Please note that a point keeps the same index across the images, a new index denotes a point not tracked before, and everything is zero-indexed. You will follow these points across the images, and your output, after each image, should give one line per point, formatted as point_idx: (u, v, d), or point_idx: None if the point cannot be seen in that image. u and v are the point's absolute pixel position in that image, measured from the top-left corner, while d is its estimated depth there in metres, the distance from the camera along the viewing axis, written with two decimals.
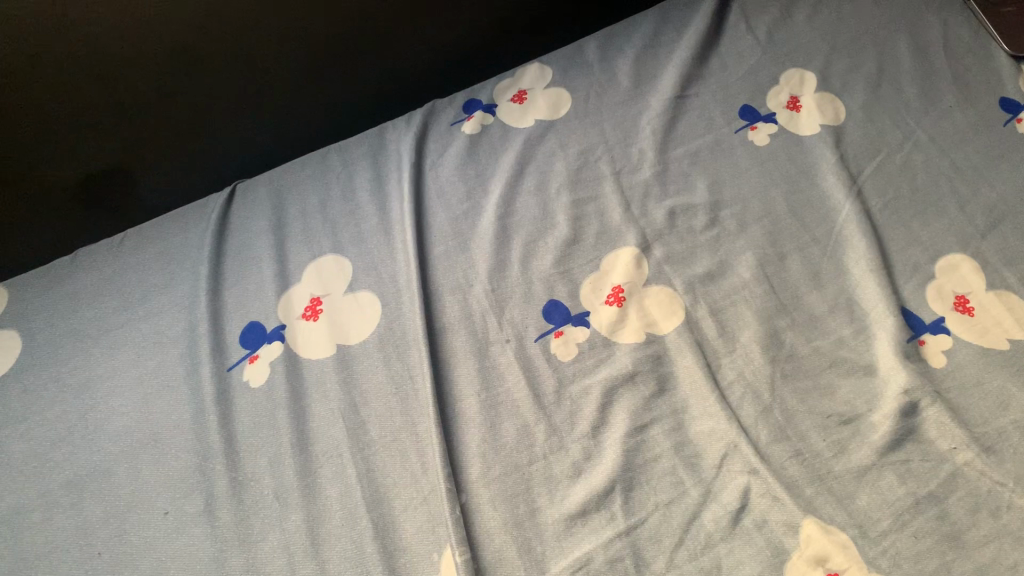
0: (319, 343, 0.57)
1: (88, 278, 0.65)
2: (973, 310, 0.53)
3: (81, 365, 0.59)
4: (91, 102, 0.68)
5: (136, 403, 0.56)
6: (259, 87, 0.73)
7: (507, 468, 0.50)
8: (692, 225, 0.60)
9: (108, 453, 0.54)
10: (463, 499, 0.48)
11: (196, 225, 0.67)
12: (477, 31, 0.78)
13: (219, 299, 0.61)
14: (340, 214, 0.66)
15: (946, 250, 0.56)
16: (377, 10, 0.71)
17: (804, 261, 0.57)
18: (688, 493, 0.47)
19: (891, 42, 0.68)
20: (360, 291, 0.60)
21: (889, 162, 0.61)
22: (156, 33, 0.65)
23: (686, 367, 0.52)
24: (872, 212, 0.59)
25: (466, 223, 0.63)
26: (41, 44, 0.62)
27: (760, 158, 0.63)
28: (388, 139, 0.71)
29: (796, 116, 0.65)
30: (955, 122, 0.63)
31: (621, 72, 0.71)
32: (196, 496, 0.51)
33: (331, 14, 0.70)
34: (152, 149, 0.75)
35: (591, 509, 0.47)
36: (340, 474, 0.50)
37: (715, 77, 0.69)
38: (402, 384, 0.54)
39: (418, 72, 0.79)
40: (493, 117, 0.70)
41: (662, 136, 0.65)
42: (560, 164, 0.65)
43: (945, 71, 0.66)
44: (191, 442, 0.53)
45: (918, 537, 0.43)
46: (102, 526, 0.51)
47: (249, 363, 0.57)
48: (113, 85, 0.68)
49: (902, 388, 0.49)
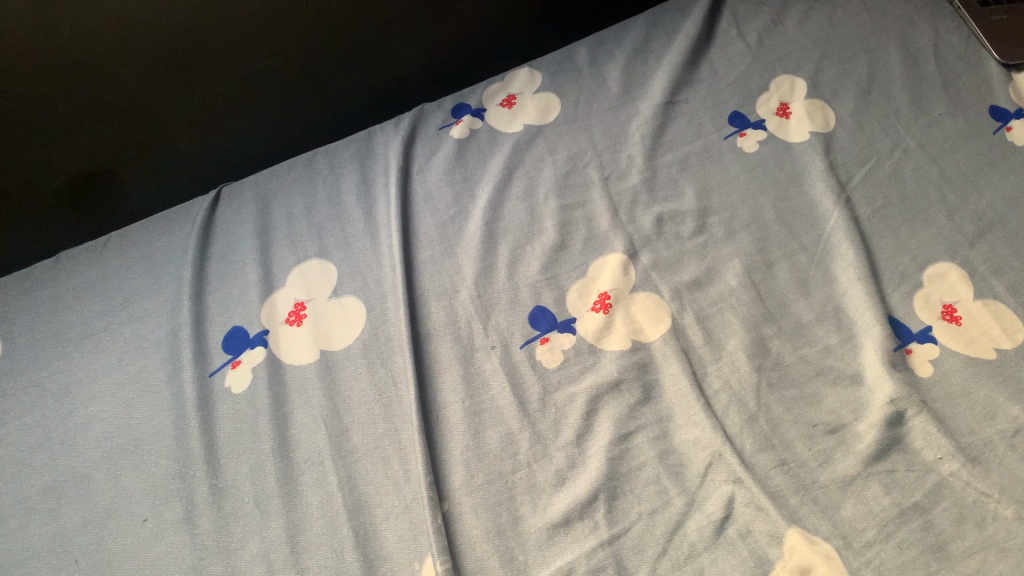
0: (303, 348, 0.56)
1: (71, 281, 0.65)
2: (960, 318, 0.53)
3: (62, 369, 0.59)
4: (77, 102, 0.68)
5: (116, 407, 0.56)
6: (247, 89, 0.73)
7: (490, 476, 0.49)
8: (679, 232, 0.60)
9: (88, 458, 0.54)
10: (445, 507, 0.48)
11: (181, 228, 0.67)
12: (468, 35, 0.78)
13: (203, 303, 0.61)
14: (326, 218, 0.65)
15: (934, 258, 0.56)
16: (371, 16, 0.71)
17: (791, 269, 0.57)
18: (672, 502, 0.47)
19: (882, 48, 0.68)
20: (345, 296, 0.59)
21: (878, 169, 0.61)
22: (144, 34, 0.64)
23: (672, 375, 0.52)
24: (860, 219, 0.59)
25: (453, 228, 0.62)
26: (27, 45, 0.62)
27: (749, 165, 0.63)
28: (376, 143, 0.71)
29: (786, 123, 0.65)
30: (945, 129, 0.63)
31: (611, 77, 0.71)
32: (176, 503, 0.50)
33: (327, 20, 0.70)
34: (138, 151, 0.75)
35: (574, 518, 0.47)
36: (321, 482, 0.50)
37: (705, 83, 0.69)
38: (385, 391, 0.53)
39: (407, 75, 0.79)
40: (482, 121, 0.70)
41: (651, 142, 0.65)
42: (548, 169, 0.65)
43: (936, 79, 0.66)
44: (172, 448, 0.53)
45: (902, 547, 0.43)
46: (79, 533, 0.50)
47: (231, 368, 0.56)
48: (100, 86, 0.67)
49: (888, 397, 0.49)
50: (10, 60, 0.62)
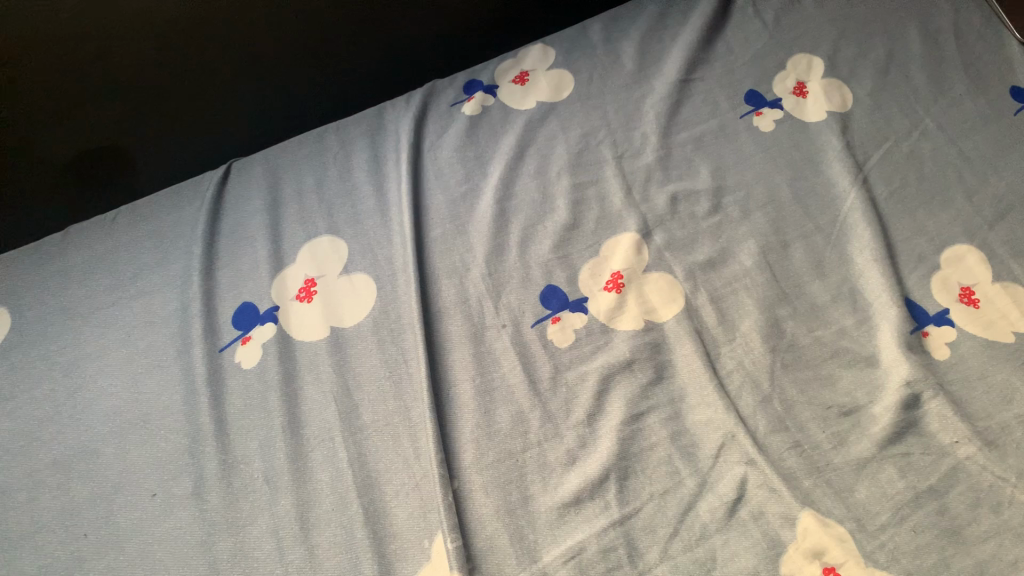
0: (313, 325, 0.56)
1: (79, 255, 0.64)
2: (978, 301, 0.52)
3: (71, 344, 0.58)
4: (82, 79, 0.67)
5: (125, 381, 0.56)
6: (255, 64, 0.72)
7: (501, 455, 0.49)
8: (694, 212, 0.59)
9: (97, 433, 0.54)
10: (456, 485, 0.48)
11: (191, 203, 0.66)
12: (480, 10, 0.77)
13: (213, 278, 0.60)
14: (337, 194, 0.64)
15: (952, 240, 0.55)
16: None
17: (807, 250, 0.56)
18: (684, 483, 0.46)
19: (901, 28, 0.67)
20: (355, 273, 0.59)
21: (896, 150, 0.60)
22: (149, 8, 0.63)
23: (685, 356, 0.52)
24: (877, 200, 0.58)
25: (463, 206, 0.62)
26: (33, 19, 0.61)
27: (765, 144, 0.62)
28: (386, 119, 0.70)
29: (802, 103, 0.64)
30: (964, 110, 0.62)
31: (626, 54, 0.70)
32: (184, 479, 0.50)
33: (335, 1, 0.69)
34: (145, 127, 0.74)
35: (585, 497, 0.46)
36: (331, 458, 0.50)
37: (720, 61, 0.68)
38: (396, 368, 0.53)
39: (414, 50, 0.77)
40: (494, 98, 0.69)
41: (665, 121, 0.64)
42: (560, 147, 0.64)
43: (956, 59, 0.64)
44: (181, 423, 0.53)
45: (917, 532, 0.42)
46: (88, 507, 0.50)
47: (241, 344, 0.56)
48: (104, 61, 0.66)
49: (903, 380, 0.48)
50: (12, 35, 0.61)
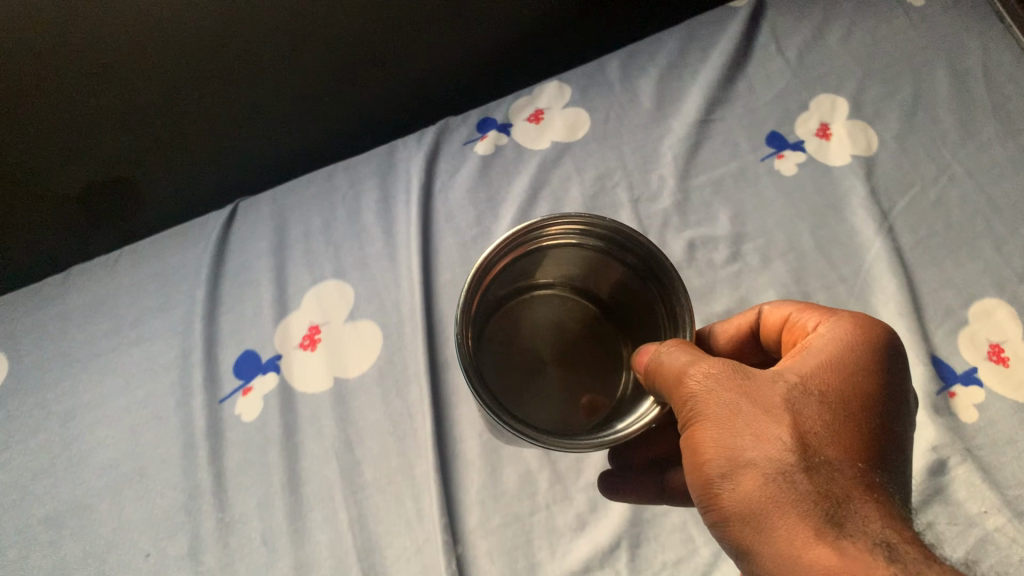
0: (316, 375, 0.54)
1: (78, 297, 0.62)
2: (1009, 359, 0.50)
3: (69, 391, 0.57)
4: (82, 89, 0.63)
5: (122, 434, 0.54)
6: (269, 95, 0.69)
7: (507, 517, 0.47)
8: (712, 260, 0.58)
9: (92, 487, 0.52)
10: (460, 551, 0.46)
11: (196, 243, 0.64)
12: (501, 55, 0.74)
13: (216, 324, 0.59)
14: (345, 236, 0.63)
15: (981, 293, 0.53)
16: (398, 40, 0.68)
17: (829, 302, 0.54)
18: (699, 551, 0.45)
19: (926, 68, 0.65)
20: (361, 320, 0.57)
21: (923, 197, 0.58)
22: (160, 27, 0.60)
23: None
24: (903, 250, 0.56)
25: (475, 251, 0.60)
26: (34, 37, 0.57)
27: (787, 189, 0.60)
28: (398, 157, 0.67)
29: (826, 145, 0.62)
30: (994, 155, 0.59)
31: (643, 92, 0.67)
32: (180, 538, 0.49)
33: (351, 43, 0.67)
34: (153, 159, 0.71)
35: (594, 566, 0.45)
36: (330, 518, 0.48)
37: (742, 101, 0.66)
38: (399, 422, 0.51)
39: (432, 98, 0.75)
40: (508, 137, 0.66)
41: (684, 162, 0.63)
42: (574, 190, 0.63)
43: (985, 101, 0.62)
44: (179, 478, 0.51)
45: None
46: (80, 566, 0.49)
47: (242, 395, 0.54)
48: (107, 81, 0.63)
49: (929, 444, 0.47)
50: (9, 39, 0.57)
